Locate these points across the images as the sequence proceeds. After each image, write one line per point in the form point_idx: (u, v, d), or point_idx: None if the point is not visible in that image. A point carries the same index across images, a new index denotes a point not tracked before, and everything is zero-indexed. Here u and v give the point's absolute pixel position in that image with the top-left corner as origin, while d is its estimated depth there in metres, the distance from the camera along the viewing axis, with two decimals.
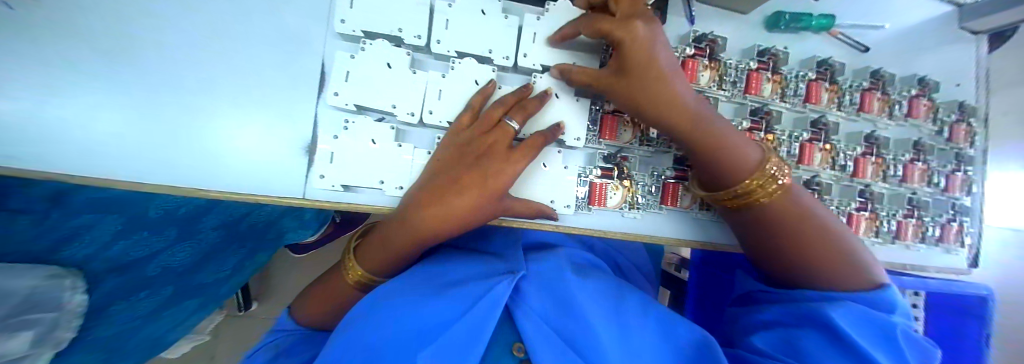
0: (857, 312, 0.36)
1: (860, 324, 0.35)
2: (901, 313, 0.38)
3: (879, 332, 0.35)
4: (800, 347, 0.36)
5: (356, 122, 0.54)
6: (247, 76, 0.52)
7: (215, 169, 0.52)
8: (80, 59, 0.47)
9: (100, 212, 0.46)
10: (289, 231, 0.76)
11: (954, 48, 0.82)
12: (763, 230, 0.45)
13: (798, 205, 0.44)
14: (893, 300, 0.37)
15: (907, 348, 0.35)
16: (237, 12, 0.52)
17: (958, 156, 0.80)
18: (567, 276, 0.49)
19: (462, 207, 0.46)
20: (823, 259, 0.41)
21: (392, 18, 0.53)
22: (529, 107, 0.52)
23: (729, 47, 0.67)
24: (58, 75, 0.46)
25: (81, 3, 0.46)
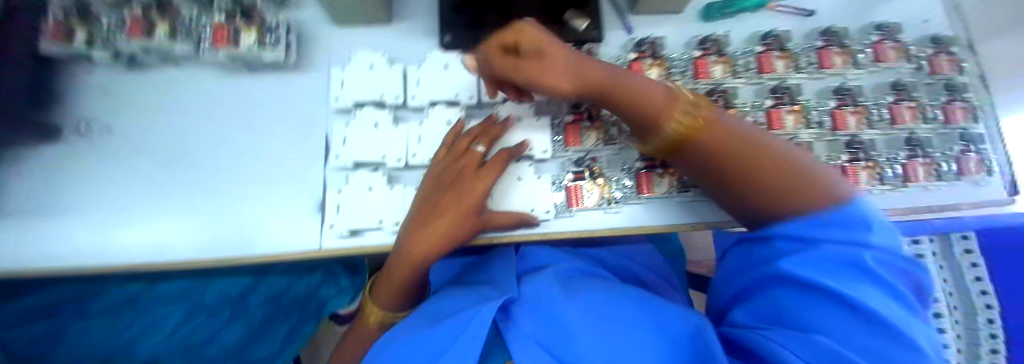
0: (821, 254, 0.31)
1: (818, 267, 0.31)
2: (885, 227, 0.30)
3: (839, 264, 0.30)
4: (779, 311, 0.34)
5: (353, 175, 0.64)
6: (270, 160, 0.67)
7: (249, 237, 0.64)
8: (167, 177, 0.67)
9: (177, 300, 0.72)
10: (329, 301, 0.85)
11: None
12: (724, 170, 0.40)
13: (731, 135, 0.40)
14: (861, 210, 0.30)
15: (897, 275, 0.29)
16: (257, 115, 0.68)
17: (949, 88, 0.78)
18: (556, 293, 0.53)
19: (447, 224, 0.55)
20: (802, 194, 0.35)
21: (373, 88, 0.66)
22: (493, 131, 0.62)
23: (671, 43, 0.74)
24: (156, 190, 0.66)
25: (169, 139, 0.68)
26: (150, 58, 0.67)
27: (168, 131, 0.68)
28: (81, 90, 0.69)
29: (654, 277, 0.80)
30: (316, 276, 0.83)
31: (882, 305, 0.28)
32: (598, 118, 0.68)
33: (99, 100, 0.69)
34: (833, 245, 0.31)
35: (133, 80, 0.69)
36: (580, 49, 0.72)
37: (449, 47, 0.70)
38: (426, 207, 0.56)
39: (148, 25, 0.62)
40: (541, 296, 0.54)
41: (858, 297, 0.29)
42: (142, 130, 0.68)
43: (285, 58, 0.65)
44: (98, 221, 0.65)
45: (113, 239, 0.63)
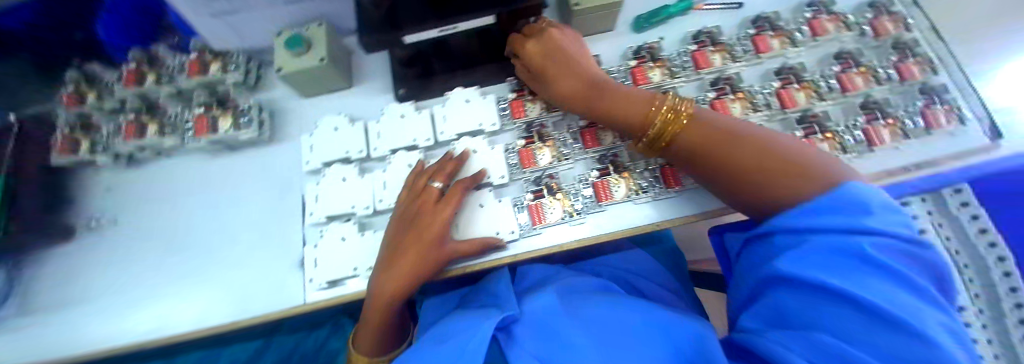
0: (817, 246, 0.32)
1: (826, 256, 0.32)
2: (886, 213, 0.32)
3: (847, 248, 0.31)
4: (787, 314, 0.34)
5: (326, 229, 0.68)
6: (253, 226, 0.72)
7: (237, 303, 0.67)
8: (163, 257, 0.73)
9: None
10: (337, 355, 0.86)
11: None
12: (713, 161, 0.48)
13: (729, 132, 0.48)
14: (863, 194, 0.33)
15: (899, 260, 0.30)
16: (238, 187, 0.74)
17: (896, 48, 0.79)
18: (556, 311, 0.52)
19: (413, 258, 0.58)
20: (778, 177, 0.41)
21: (338, 146, 0.72)
22: (448, 167, 0.66)
23: (608, 58, 0.79)
24: (153, 270, 0.72)
25: (164, 223, 0.75)
26: (143, 154, 0.76)
27: (164, 215, 0.75)
28: (87, 191, 0.77)
29: (648, 283, 0.77)
30: (325, 330, 0.88)
31: (883, 294, 0.28)
32: (548, 138, 0.73)
33: (104, 198, 0.77)
34: (830, 236, 0.32)
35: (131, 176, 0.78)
36: None
37: (404, 98, 0.76)
38: (393, 248, 0.60)
39: (140, 127, 0.71)
40: (544, 313, 0.53)
41: (872, 286, 0.29)
42: (142, 219, 0.76)
43: (259, 134, 0.72)
44: (104, 307, 0.70)
45: (117, 323, 0.69)
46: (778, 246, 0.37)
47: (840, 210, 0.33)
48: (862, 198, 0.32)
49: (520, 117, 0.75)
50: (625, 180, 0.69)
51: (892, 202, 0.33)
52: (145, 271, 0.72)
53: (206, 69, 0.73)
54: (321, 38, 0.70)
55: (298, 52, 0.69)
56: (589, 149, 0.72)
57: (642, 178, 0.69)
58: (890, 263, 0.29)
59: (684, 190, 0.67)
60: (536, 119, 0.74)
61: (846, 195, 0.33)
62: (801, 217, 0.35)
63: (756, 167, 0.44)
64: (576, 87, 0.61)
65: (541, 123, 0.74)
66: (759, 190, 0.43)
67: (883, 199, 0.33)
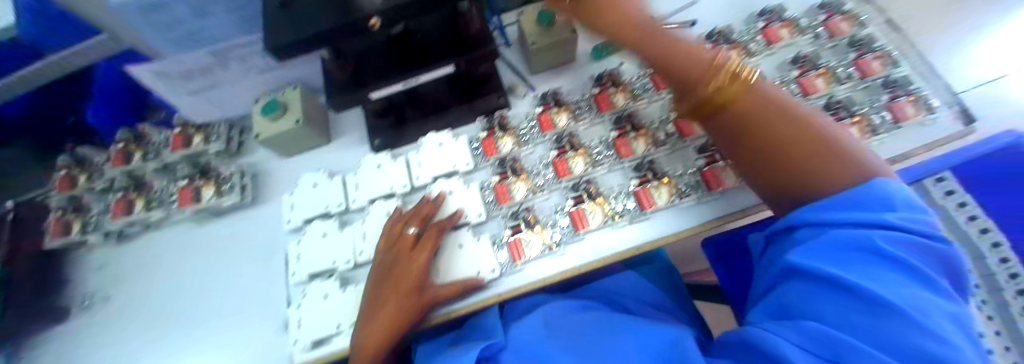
0: (829, 240, 0.33)
1: (839, 249, 0.32)
2: (909, 210, 0.32)
3: (867, 240, 0.31)
4: (788, 306, 0.34)
5: (308, 287, 0.68)
6: (239, 290, 0.72)
7: None
8: (153, 330, 0.73)
9: None
10: None
11: None
12: (746, 128, 0.46)
13: (771, 101, 0.45)
14: (887, 188, 0.33)
15: (918, 257, 0.30)
16: (224, 251, 0.76)
17: (853, 46, 0.81)
18: (541, 336, 0.53)
19: (395, 302, 0.58)
20: (812, 155, 0.41)
21: (317, 202, 0.74)
22: (422, 211, 0.69)
23: (571, 88, 0.81)
24: (142, 346, 0.72)
25: (154, 295, 0.76)
26: (133, 229, 0.78)
27: (154, 286, 0.76)
28: (78, 270, 0.79)
29: (642, 306, 0.75)
30: None
31: (889, 285, 0.29)
32: (522, 172, 0.75)
33: (95, 275, 0.79)
34: (846, 229, 0.33)
35: (120, 250, 0.79)
36: (494, 116, 0.80)
37: (380, 148, 0.78)
38: (375, 298, 0.61)
39: (128, 203, 0.74)
40: (528, 336, 0.54)
41: (882, 278, 0.29)
42: (133, 292, 0.77)
43: (241, 199, 0.74)
44: None
45: None
46: (795, 241, 0.37)
47: (865, 203, 0.33)
48: (890, 192, 0.33)
49: (492, 154, 0.77)
50: (600, 206, 0.69)
51: (921, 202, 0.33)
52: (134, 347, 0.72)
53: (189, 142, 0.77)
54: (297, 100, 0.74)
55: (273, 117, 0.72)
56: (563, 178, 0.73)
57: (618, 203, 0.69)
58: (904, 258, 0.29)
59: (661, 210, 0.67)
60: (508, 154, 0.76)
61: (875, 190, 0.33)
62: (822, 209, 0.35)
63: (798, 143, 0.42)
64: (623, 25, 0.54)
65: (513, 158, 0.76)
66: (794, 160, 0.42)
67: (910, 197, 0.33)
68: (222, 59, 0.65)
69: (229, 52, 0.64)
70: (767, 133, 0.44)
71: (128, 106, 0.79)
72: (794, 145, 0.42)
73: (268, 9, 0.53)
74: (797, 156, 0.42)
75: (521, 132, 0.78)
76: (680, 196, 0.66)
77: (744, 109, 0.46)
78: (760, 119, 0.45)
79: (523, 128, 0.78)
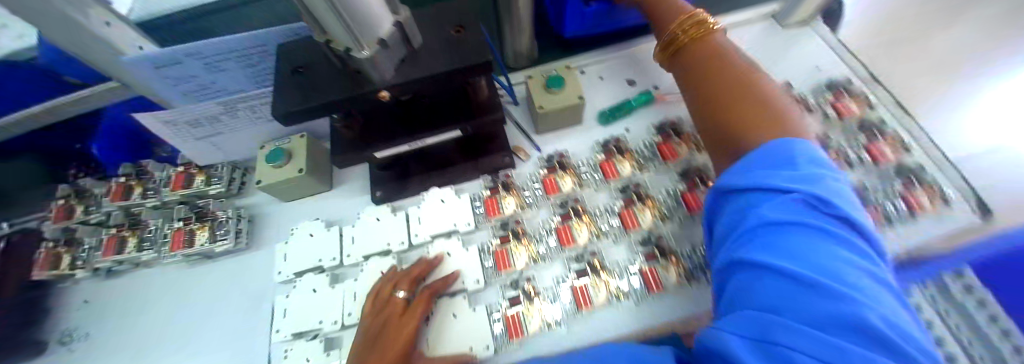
0: (750, 227, 0.40)
1: (759, 228, 0.39)
2: (804, 169, 0.41)
3: (773, 205, 0.39)
4: (737, 299, 0.38)
5: (293, 347, 0.66)
6: (221, 341, 0.69)
7: None
8: None
9: None
10: None
11: (793, 49, 0.92)
12: (697, 76, 0.60)
13: (724, 64, 0.58)
14: (789, 156, 0.43)
15: (813, 219, 0.38)
16: (211, 297, 0.74)
17: (863, 128, 0.80)
18: None
19: None
20: (733, 100, 0.53)
21: (312, 255, 0.72)
22: (413, 273, 0.67)
23: (577, 151, 0.81)
24: None
25: (134, 339, 0.73)
26: (121, 266, 0.78)
27: (136, 328, 0.74)
28: (63, 305, 0.77)
29: None
30: None
31: (794, 257, 0.35)
32: (524, 236, 0.73)
33: (80, 311, 0.76)
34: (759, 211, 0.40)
35: (106, 287, 0.78)
36: (498, 175, 0.80)
37: (382, 200, 0.78)
38: None
39: (120, 242, 0.74)
40: None
41: (789, 242, 0.36)
42: (113, 332, 0.74)
43: (235, 244, 0.73)
44: None
45: None
46: (729, 227, 0.44)
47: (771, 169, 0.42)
48: (787, 159, 0.42)
49: (495, 215, 0.76)
50: (604, 282, 0.67)
51: (822, 162, 0.43)
52: None
53: (190, 183, 0.78)
54: (302, 149, 0.74)
55: (277, 164, 0.72)
56: (566, 248, 0.71)
57: (622, 280, 0.66)
58: (798, 222, 0.37)
59: (668, 292, 0.64)
60: (510, 217, 0.75)
61: (774, 158, 0.43)
62: (740, 179, 0.44)
63: (727, 94, 0.54)
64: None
65: (516, 221, 0.75)
66: (725, 103, 0.54)
67: (807, 162, 0.42)
68: (230, 108, 0.65)
69: (239, 103, 0.64)
70: (710, 80, 0.58)
71: (132, 147, 0.80)
72: (742, 100, 0.53)
73: (281, 77, 0.54)
74: (725, 99, 0.54)
75: (524, 194, 0.77)
76: (687, 279, 0.64)
77: (696, 63, 0.61)
78: (707, 72, 0.59)
79: (527, 189, 0.78)
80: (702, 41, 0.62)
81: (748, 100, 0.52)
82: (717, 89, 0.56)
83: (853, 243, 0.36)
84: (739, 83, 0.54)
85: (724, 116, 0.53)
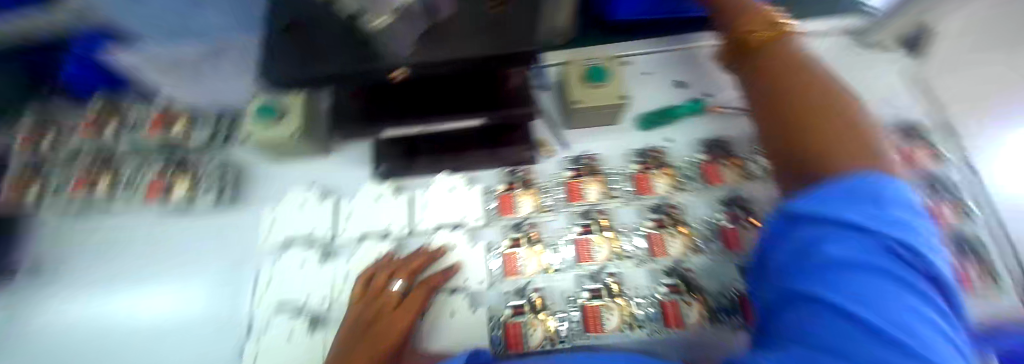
0: (822, 261, 0.30)
1: (832, 262, 0.29)
2: (898, 209, 0.32)
3: (858, 242, 0.30)
4: (791, 341, 0.29)
5: (273, 321, 0.61)
6: (193, 298, 0.64)
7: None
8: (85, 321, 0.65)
9: None
10: None
11: (872, 74, 0.79)
12: (772, 82, 0.52)
13: (811, 74, 0.49)
14: (882, 187, 0.33)
15: (909, 268, 0.29)
16: (185, 251, 0.68)
17: (936, 183, 0.70)
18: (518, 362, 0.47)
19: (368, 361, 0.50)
20: (819, 114, 0.44)
21: (305, 225, 0.66)
22: (413, 264, 0.61)
23: (607, 157, 0.72)
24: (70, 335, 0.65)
25: (96, 282, 0.68)
26: (89, 205, 0.71)
27: (100, 270, 0.68)
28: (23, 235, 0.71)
29: None
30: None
31: (883, 305, 0.26)
32: (537, 242, 0.66)
33: (41, 246, 0.70)
34: (834, 244, 0.31)
35: (73, 225, 0.72)
36: (517, 169, 0.72)
37: (384, 175, 0.70)
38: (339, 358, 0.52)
39: (93, 180, 0.68)
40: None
41: (873, 285, 0.27)
42: (76, 272, 0.69)
43: (217, 199, 0.68)
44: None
45: None
46: (787, 263, 0.34)
47: (850, 200, 0.33)
48: (875, 191, 0.33)
49: (509, 214, 0.69)
50: (619, 306, 0.61)
51: (916, 206, 0.34)
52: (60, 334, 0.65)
53: (169, 124, 0.69)
54: (296, 105, 0.63)
55: (269, 121, 0.62)
56: (583, 264, 0.64)
57: (640, 309, 0.60)
58: (894, 268, 0.28)
59: (687, 329, 0.59)
60: (526, 218, 0.67)
61: (861, 187, 0.33)
62: (813, 205, 0.35)
63: (814, 106, 0.45)
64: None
65: (532, 224, 0.67)
66: (806, 116, 0.45)
67: (903, 202, 0.33)
68: None
69: None
70: (790, 87, 0.49)
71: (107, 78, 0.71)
72: (828, 117, 0.44)
73: (272, 33, 0.45)
74: (803, 111, 0.46)
75: (545, 195, 0.69)
76: (709, 320, 0.59)
77: (775, 67, 0.53)
78: (788, 79, 0.50)
79: (548, 190, 0.70)
80: (786, 47, 0.54)
81: (835, 117, 0.44)
82: (801, 98, 0.47)
83: (946, 310, 0.28)
84: (818, 95, 0.46)
85: (796, 133, 0.45)
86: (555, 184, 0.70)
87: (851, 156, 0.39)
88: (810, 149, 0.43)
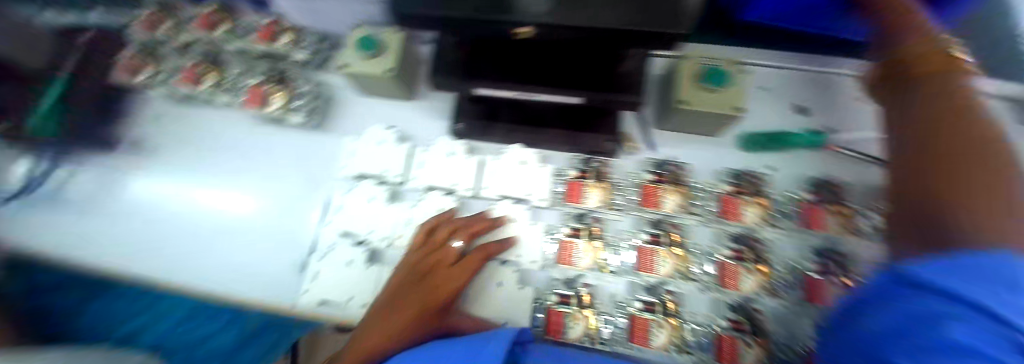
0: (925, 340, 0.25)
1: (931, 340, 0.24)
2: None
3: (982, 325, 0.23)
4: None
5: (336, 245, 0.64)
6: (269, 203, 0.69)
7: (226, 266, 0.68)
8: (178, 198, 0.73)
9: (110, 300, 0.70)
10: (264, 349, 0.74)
11: None
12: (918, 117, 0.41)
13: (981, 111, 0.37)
14: None
15: None
16: (268, 158, 0.72)
17: None
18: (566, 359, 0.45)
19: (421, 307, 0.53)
20: (973, 160, 0.33)
21: (378, 163, 0.67)
22: (474, 227, 0.61)
23: (698, 168, 0.66)
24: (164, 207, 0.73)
25: (189, 167, 0.75)
26: (194, 98, 0.77)
27: (193, 156, 0.75)
28: (136, 111, 0.80)
29: None
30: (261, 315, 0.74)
31: None
32: (599, 238, 0.63)
33: (151, 125, 0.79)
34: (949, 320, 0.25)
35: (176, 112, 0.79)
36: (594, 159, 0.68)
37: (459, 133, 0.69)
38: (395, 296, 0.54)
39: (199, 74, 0.72)
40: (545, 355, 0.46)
41: None
42: (174, 154, 0.76)
43: (305, 121, 0.69)
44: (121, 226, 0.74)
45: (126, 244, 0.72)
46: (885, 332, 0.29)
47: (994, 276, 0.25)
48: None
49: (575, 202, 0.65)
50: (670, 326, 0.58)
51: None
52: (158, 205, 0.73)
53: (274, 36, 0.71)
54: (395, 44, 0.62)
55: (368, 54, 0.62)
56: (642, 274, 0.61)
57: (692, 335, 0.57)
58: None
59: None
60: (593, 211, 0.64)
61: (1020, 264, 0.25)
62: (941, 274, 0.28)
63: (968, 149, 0.34)
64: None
65: (597, 219, 0.64)
66: (952, 160, 0.34)
67: None
68: None
69: None
70: (935, 124, 0.38)
71: None
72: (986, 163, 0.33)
73: None
74: (952, 154, 0.35)
75: (617, 193, 0.65)
76: None
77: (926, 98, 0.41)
78: (941, 113, 0.39)
79: (622, 189, 0.66)
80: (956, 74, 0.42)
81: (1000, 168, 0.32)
82: (950, 138, 0.36)
83: None
84: (980, 138, 0.35)
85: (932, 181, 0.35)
86: (630, 183, 0.65)
87: (995, 219, 0.29)
88: (942, 203, 0.33)
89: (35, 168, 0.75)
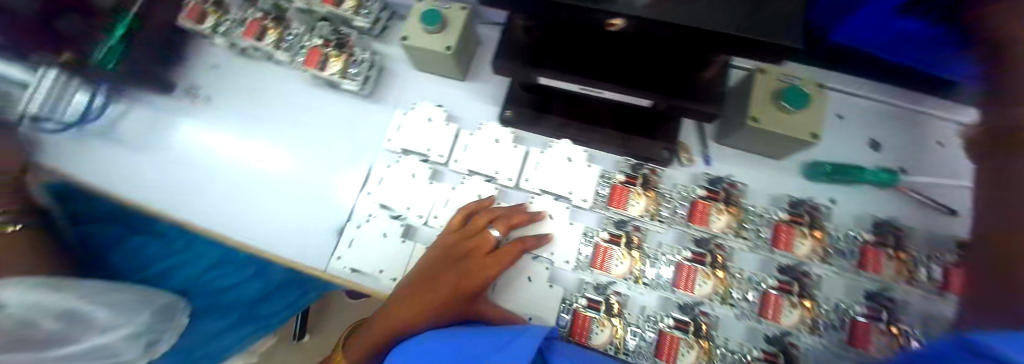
0: None
1: None
2: None
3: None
4: None
5: (375, 215, 0.65)
6: (314, 164, 0.71)
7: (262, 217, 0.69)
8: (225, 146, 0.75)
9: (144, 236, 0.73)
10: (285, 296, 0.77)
11: None
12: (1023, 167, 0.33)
13: None
14: None
15: None
16: (317, 120, 0.73)
17: None
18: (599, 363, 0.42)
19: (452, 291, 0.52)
20: None
21: (424, 140, 0.67)
22: (513, 218, 0.60)
23: (752, 190, 0.64)
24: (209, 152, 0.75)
25: (238, 117, 0.77)
26: (253, 52, 0.78)
27: (245, 108, 0.77)
28: (195, 58, 0.82)
29: None
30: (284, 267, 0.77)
31: None
32: (637, 248, 0.62)
33: (207, 73, 0.81)
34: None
35: (233, 63, 0.81)
36: (643, 165, 0.66)
37: (508, 121, 0.67)
38: (428, 276, 0.54)
39: (261, 29, 0.73)
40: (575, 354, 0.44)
41: None
42: (226, 102, 0.78)
43: (359, 89, 0.70)
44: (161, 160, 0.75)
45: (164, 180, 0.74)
46: None
47: None
48: None
49: (617, 208, 0.63)
50: (700, 348, 0.56)
51: None
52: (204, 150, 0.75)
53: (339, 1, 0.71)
54: (459, 22, 0.62)
55: (432, 29, 0.60)
56: (678, 291, 0.59)
57: (720, 360, 0.56)
58: None
59: None
60: (636, 219, 0.63)
61: None
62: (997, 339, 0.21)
63: None
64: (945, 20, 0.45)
65: (638, 228, 0.63)
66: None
67: None
68: None
69: None
70: None
71: None
72: None
73: None
74: None
75: (663, 204, 0.63)
76: None
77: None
78: None
79: (668, 201, 0.63)
80: None
81: None
82: None
83: None
84: None
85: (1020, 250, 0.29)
86: (679, 195, 0.63)
87: None
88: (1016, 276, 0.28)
89: (92, 100, 0.75)
